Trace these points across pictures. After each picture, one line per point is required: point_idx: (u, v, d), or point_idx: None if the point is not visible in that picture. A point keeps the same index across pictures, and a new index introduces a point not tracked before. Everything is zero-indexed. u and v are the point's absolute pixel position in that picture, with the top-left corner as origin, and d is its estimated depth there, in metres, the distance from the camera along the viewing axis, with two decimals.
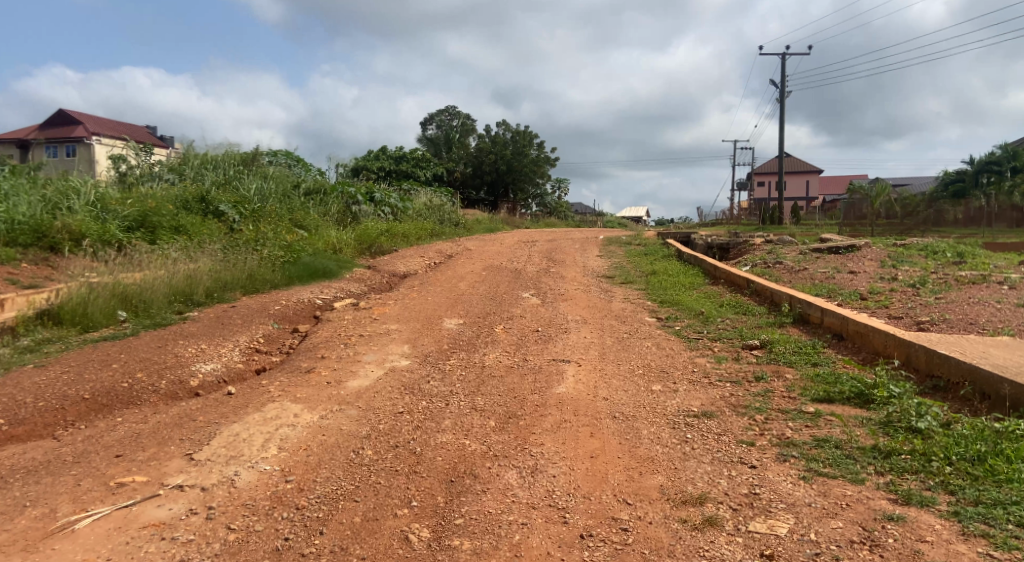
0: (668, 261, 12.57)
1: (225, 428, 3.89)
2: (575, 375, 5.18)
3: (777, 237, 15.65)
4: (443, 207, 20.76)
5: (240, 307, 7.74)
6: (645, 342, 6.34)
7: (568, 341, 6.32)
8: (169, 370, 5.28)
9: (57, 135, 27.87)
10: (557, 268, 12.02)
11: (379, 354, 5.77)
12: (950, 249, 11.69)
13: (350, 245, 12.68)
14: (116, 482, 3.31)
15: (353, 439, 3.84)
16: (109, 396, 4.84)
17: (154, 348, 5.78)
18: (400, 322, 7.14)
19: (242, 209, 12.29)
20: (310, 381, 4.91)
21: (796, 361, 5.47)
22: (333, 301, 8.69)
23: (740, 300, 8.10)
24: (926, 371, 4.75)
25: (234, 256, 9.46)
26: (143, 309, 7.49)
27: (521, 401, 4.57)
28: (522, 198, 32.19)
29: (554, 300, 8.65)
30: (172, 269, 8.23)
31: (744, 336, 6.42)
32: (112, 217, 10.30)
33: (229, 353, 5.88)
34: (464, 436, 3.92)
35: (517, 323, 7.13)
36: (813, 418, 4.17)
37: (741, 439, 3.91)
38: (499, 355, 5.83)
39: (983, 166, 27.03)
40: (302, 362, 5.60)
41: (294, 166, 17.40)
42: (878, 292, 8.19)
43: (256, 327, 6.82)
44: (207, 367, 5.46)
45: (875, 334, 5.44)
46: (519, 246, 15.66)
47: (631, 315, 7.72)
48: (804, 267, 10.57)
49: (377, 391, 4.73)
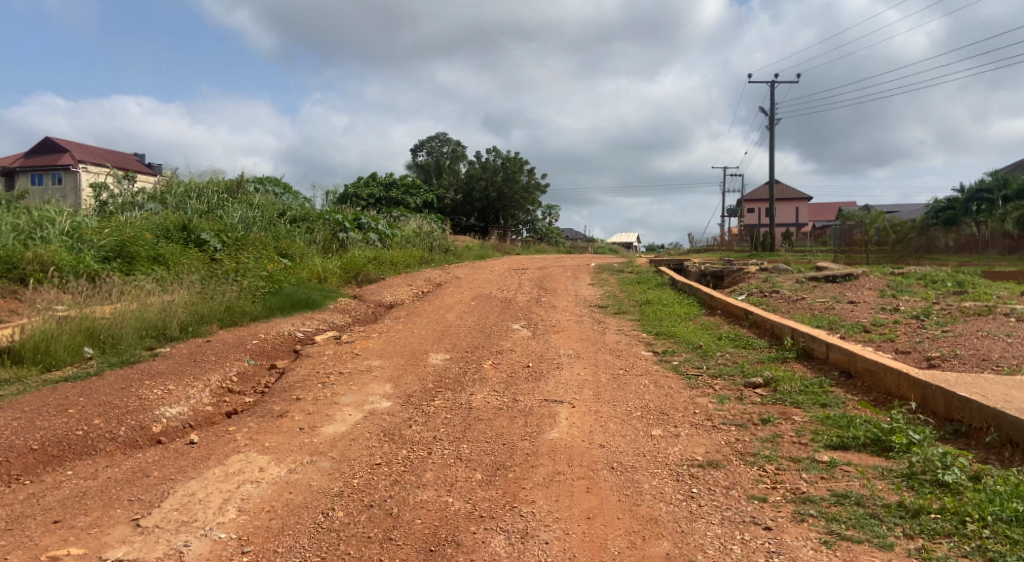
0: (662, 290, 12.30)
1: (180, 486, 3.50)
2: (568, 417, 4.82)
3: (770, 265, 15.43)
4: (433, 233, 20.50)
5: (215, 342, 7.34)
6: (641, 380, 5.99)
7: (560, 378, 5.96)
8: (130, 415, 4.89)
9: (43, 163, 27.57)
10: (548, 296, 11.73)
11: (358, 395, 5.39)
12: (950, 278, 11.48)
13: (336, 274, 12.33)
14: (48, 555, 2.92)
15: (323, 497, 3.45)
16: (61, 446, 4.45)
17: (116, 390, 5.38)
18: (383, 357, 6.76)
19: (225, 238, 11.94)
20: (281, 427, 4.52)
21: (804, 403, 5.15)
22: (314, 334, 8.31)
23: (739, 333, 7.78)
24: (946, 415, 4.47)
25: (212, 287, 9.10)
26: (111, 345, 7.09)
27: (510, 449, 4.21)
28: (512, 224, 32.00)
29: (545, 332, 8.30)
30: (145, 302, 7.84)
31: (746, 372, 6.10)
32: (88, 248, 9.93)
33: (197, 394, 5.49)
34: (447, 493, 3.54)
35: (506, 357, 6.77)
36: (828, 470, 3.87)
37: (752, 494, 3.58)
38: (487, 394, 5.46)
39: (975, 194, 27.12)
40: (274, 405, 5.21)
41: (280, 194, 17.12)
42: (882, 324, 7.92)
43: (230, 364, 6.42)
44: (172, 411, 5.08)
45: (888, 373, 5.15)
46: (510, 273, 15.37)
47: (626, 349, 7.38)
48: (802, 297, 10.29)
49: (354, 439, 4.35)
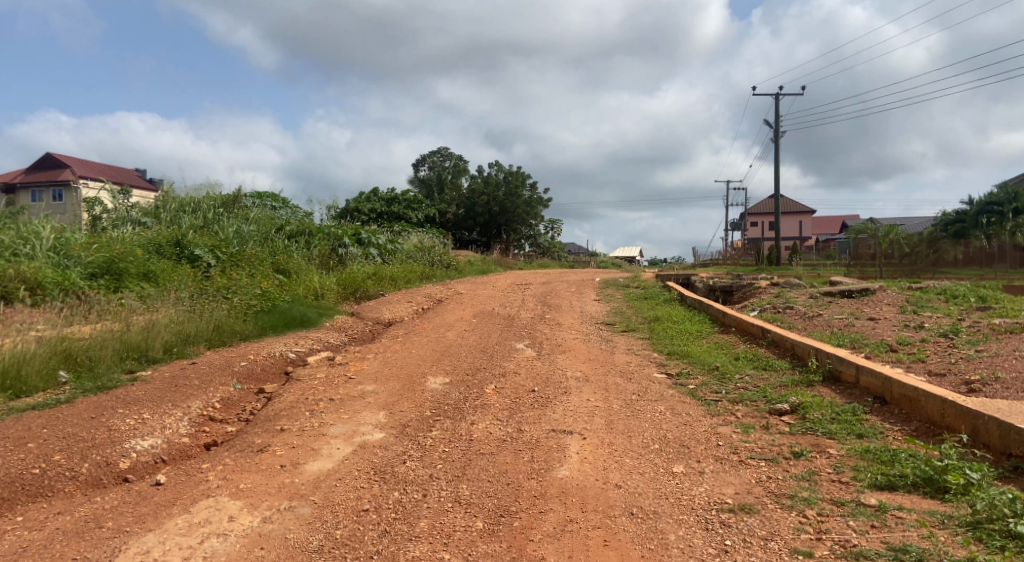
0: (671, 305, 11.87)
1: (134, 541, 3.09)
2: (579, 452, 4.35)
3: (781, 279, 14.96)
4: (435, 248, 20.09)
5: (201, 365, 6.88)
6: (657, 407, 5.50)
7: (569, 405, 5.49)
8: (96, 450, 4.45)
9: (43, 180, 27.27)
10: (553, 313, 11.30)
11: (349, 426, 4.92)
12: (972, 293, 11.02)
13: (333, 290, 11.90)
14: None
15: (299, 554, 3.02)
16: (12, 487, 4.02)
17: (84, 421, 4.92)
18: (377, 382, 6.28)
19: (219, 253, 11.52)
20: (260, 465, 4.06)
21: (837, 433, 4.70)
22: (307, 355, 7.85)
23: (757, 353, 7.31)
24: (1002, 449, 4.03)
25: (200, 305, 8.67)
26: (88, 369, 6.64)
27: (516, 490, 3.74)
28: (514, 239, 31.63)
29: (551, 352, 7.83)
30: (128, 324, 7.41)
31: (770, 398, 5.62)
32: (75, 264, 9.56)
33: (173, 424, 5.04)
34: (443, 547, 3.12)
35: (509, 381, 6.30)
36: (878, 516, 3.42)
37: (794, 548, 3.15)
38: (489, 423, 4.99)
39: (985, 206, 26.71)
40: (255, 437, 4.74)
41: (277, 208, 16.75)
42: (909, 343, 7.45)
43: (214, 390, 5.96)
44: (143, 444, 4.64)
45: (930, 400, 4.69)
46: (514, 289, 14.95)
47: (637, 370, 6.92)
48: (819, 313, 9.86)
49: (340, 478, 3.88)
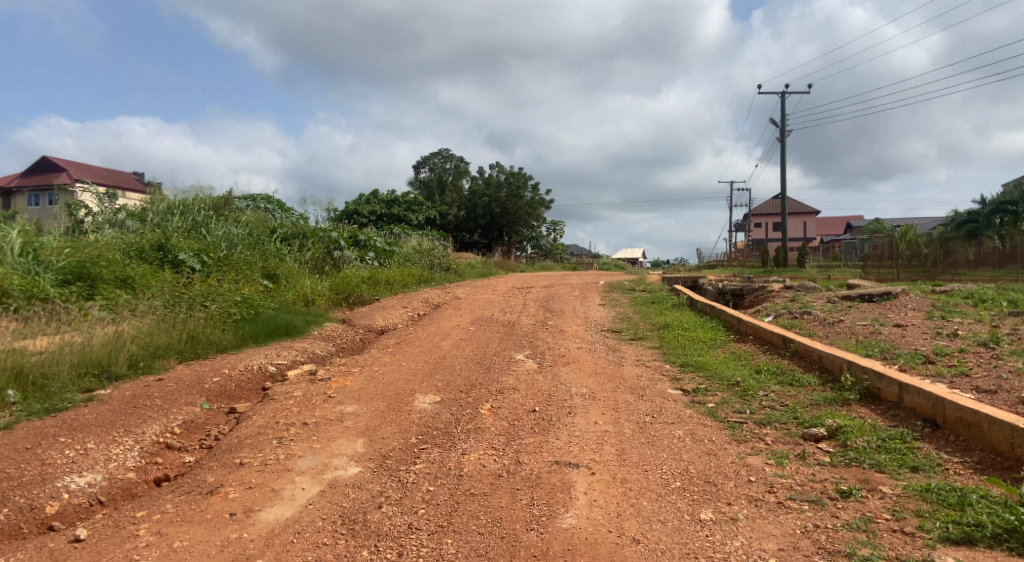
0: (680, 311, 11.19)
1: None
2: (587, 492, 3.68)
3: (794, 282, 14.26)
4: (433, 250, 19.48)
5: (168, 381, 6.20)
6: (675, 431, 4.82)
7: (575, 430, 4.80)
8: (20, 491, 3.82)
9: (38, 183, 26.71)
10: (555, 319, 10.63)
11: (320, 458, 4.25)
12: (1000, 297, 10.35)
13: (325, 295, 11.25)
14: None
15: None
16: None
17: (16, 452, 4.26)
18: (359, 402, 5.60)
19: (205, 258, 10.86)
20: (204, 513, 3.41)
21: (887, 466, 4.04)
22: (288, 369, 7.16)
23: (780, 365, 6.64)
24: None
25: (174, 313, 8.00)
26: (40, 388, 5.95)
27: (512, 547, 3.09)
28: (516, 240, 30.99)
29: (553, 364, 7.15)
30: (90, 336, 6.74)
31: (803, 420, 4.93)
32: (44, 269, 8.89)
33: (120, 456, 4.38)
34: None
35: (507, 400, 5.61)
36: None
37: None
38: (483, 454, 4.31)
39: (998, 206, 26.02)
40: (210, 473, 4.09)
41: (270, 211, 16.11)
42: (946, 353, 6.77)
43: (176, 412, 5.28)
44: (80, 481, 4.01)
45: (995, 427, 4.03)
46: (515, 293, 14.27)
47: (650, 386, 6.25)
48: (840, 319, 9.19)
49: (298, 529, 3.25)
